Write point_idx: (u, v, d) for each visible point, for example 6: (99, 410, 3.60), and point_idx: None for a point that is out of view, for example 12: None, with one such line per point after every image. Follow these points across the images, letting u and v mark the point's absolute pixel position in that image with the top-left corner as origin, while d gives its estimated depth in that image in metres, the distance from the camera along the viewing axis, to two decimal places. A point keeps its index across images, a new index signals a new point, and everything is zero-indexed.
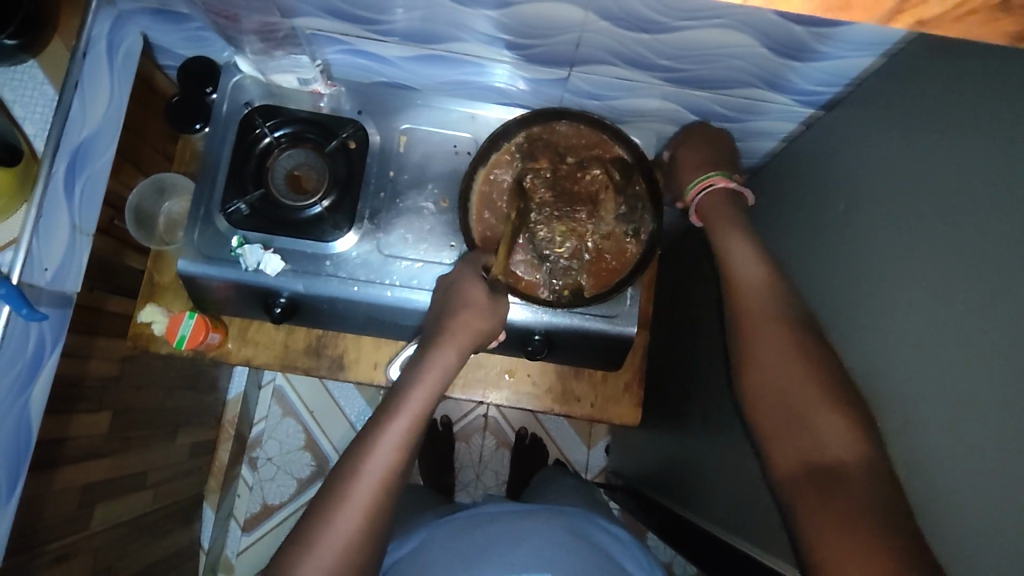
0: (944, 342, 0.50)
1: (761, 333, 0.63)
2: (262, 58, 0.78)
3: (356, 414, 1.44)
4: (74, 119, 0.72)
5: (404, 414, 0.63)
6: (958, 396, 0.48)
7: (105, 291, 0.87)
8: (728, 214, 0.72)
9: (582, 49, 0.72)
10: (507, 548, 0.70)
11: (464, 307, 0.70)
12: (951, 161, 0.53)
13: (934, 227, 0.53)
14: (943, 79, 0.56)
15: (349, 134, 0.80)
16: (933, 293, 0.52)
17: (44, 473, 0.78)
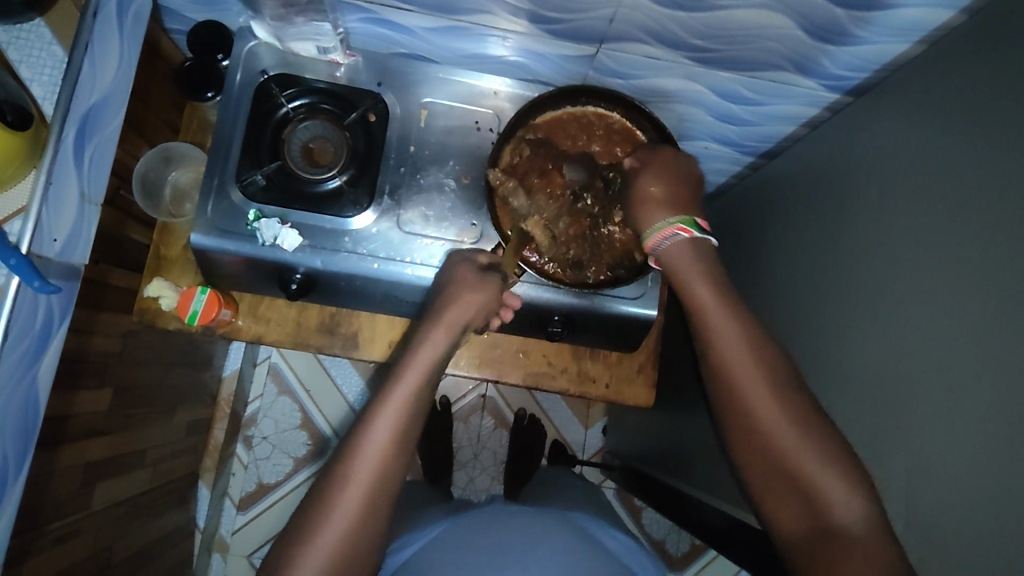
0: (997, 329, 0.51)
1: (760, 398, 0.62)
2: (281, 25, 0.75)
3: (351, 390, 1.43)
4: (83, 81, 0.68)
5: (388, 406, 0.60)
6: (1010, 380, 0.49)
7: (108, 264, 0.84)
8: (691, 266, 0.68)
9: (616, 26, 0.71)
10: (524, 549, 0.74)
11: (457, 284, 0.68)
12: (1002, 150, 0.53)
13: (983, 215, 0.54)
14: (992, 67, 0.56)
15: (369, 107, 0.79)
16: (982, 279, 0.53)
17: (48, 450, 0.76)
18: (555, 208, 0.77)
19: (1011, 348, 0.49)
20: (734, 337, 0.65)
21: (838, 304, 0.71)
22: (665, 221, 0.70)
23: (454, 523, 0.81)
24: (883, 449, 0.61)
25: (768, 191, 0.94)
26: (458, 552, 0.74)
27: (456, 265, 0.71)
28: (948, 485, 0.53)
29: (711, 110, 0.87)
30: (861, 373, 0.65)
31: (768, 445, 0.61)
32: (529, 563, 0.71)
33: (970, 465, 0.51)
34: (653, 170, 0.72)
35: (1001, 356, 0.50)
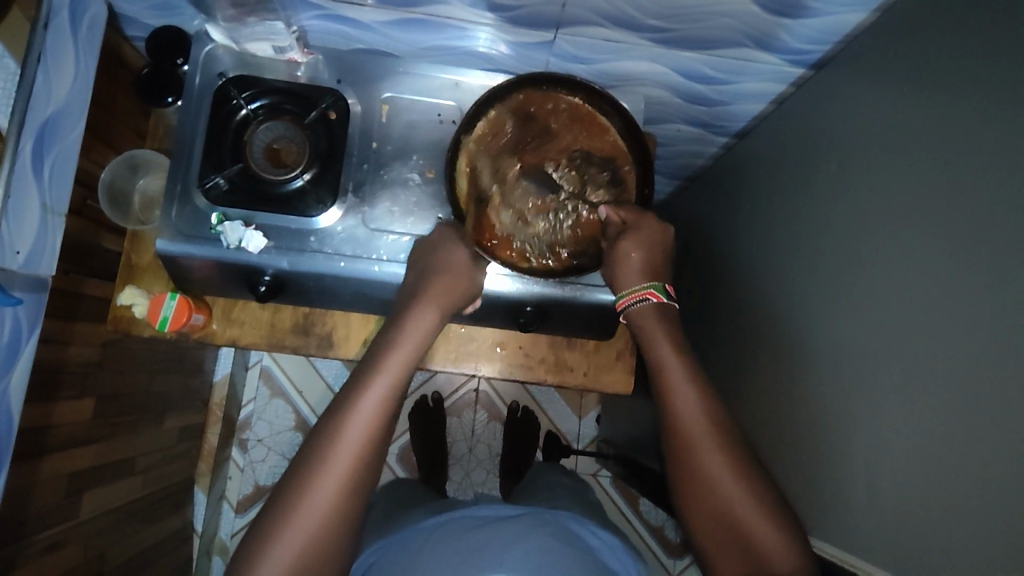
0: (968, 300, 0.50)
1: (707, 450, 0.67)
2: (234, 26, 0.75)
3: (333, 375, 1.44)
4: (38, 93, 0.69)
5: (382, 376, 0.66)
6: (981, 351, 0.48)
7: (82, 274, 0.85)
8: (658, 329, 0.72)
9: (569, 10, 0.70)
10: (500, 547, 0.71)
11: (444, 271, 0.72)
12: (962, 116, 0.52)
13: (946, 184, 0.53)
14: (954, 33, 0.55)
15: (329, 104, 0.77)
16: (951, 248, 0.52)
17: (28, 461, 0.76)
18: (525, 196, 0.74)
19: (980, 318, 0.48)
20: (688, 396, 0.69)
21: (815, 282, 0.70)
22: (634, 286, 0.73)
23: (447, 518, 0.80)
24: (862, 427, 0.60)
25: (746, 172, 0.93)
26: (437, 552, 0.73)
27: (450, 248, 0.73)
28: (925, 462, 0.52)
29: (678, 91, 0.86)
30: (840, 352, 0.64)
31: (708, 494, 0.66)
32: (504, 559, 0.69)
33: (946, 438, 0.51)
34: (632, 236, 0.71)
35: (969, 329, 0.49)
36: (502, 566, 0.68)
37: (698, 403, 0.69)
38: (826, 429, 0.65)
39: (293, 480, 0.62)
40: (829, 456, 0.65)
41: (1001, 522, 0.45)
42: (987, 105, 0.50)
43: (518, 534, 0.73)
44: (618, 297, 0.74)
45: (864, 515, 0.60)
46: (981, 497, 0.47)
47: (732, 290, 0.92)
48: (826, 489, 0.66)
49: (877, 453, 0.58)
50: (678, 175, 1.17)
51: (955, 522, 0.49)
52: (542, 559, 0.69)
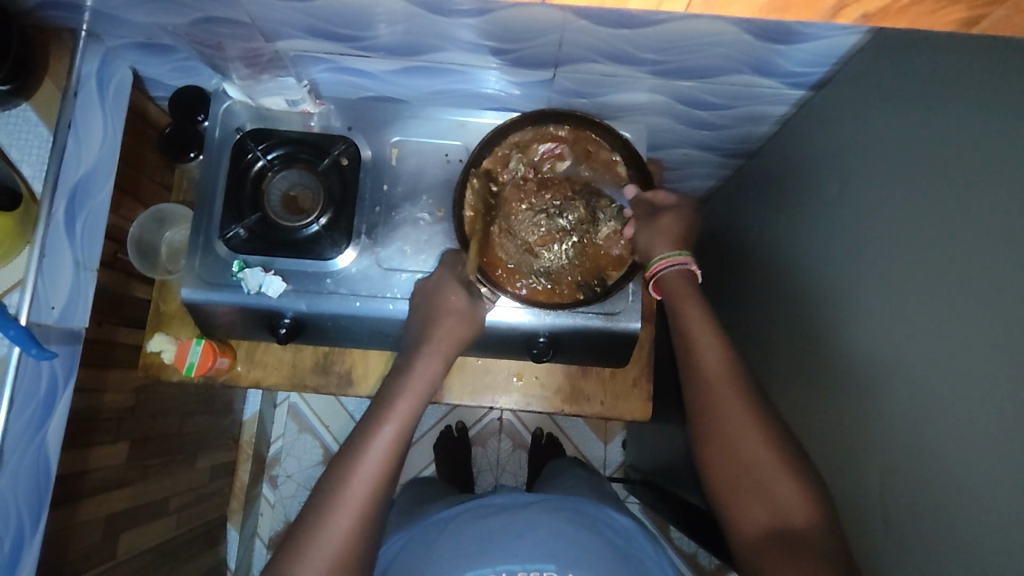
0: (970, 322, 0.49)
1: (725, 398, 0.65)
2: (249, 84, 0.79)
3: (355, 405, 1.46)
4: (70, 158, 0.74)
5: (391, 423, 0.65)
6: (990, 377, 0.47)
7: (114, 323, 0.89)
8: (682, 290, 0.72)
9: (566, 49, 0.72)
10: (514, 537, 0.72)
11: (447, 315, 0.72)
12: (962, 136, 0.52)
13: (947, 205, 0.53)
14: (950, 53, 0.55)
15: (341, 151, 0.81)
16: (953, 269, 0.52)
17: (64, 507, 0.79)
18: (531, 224, 0.77)
19: (986, 342, 0.47)
20: (707, 348, 0.68)
21: (825, 302, 0.70)
22: (670, 253, 0.74)
23: (459, 510, 0.78)
24: (876, 453, 0.59)
25: (756, 192, 0.94)
26: (454, 544, 0.74)
27: (446, 288, 0.74)
28: (941, 493, 0.51)
29: (680, 118, 0.88)
30: (853, 376, 0.63)
31: (721, 437, 0.64)
32: (520, 550, 0.71)
33: (959, 466, 0.49)
34: (671, 212, 0.75)
35: (977, 353, 0.48)
36: (520, 557, 0.70)
37: (718, 354, 0.68)
38: (840, 453, 0.65)
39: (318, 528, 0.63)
40: (846, 482, 0.64)
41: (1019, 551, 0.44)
42: (987, 124, 0.50)
43: (533, 522, 0.73)
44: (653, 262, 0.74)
45: (884, 546, 0.58)
46: (1000, 527, 0.45)
47: (748, 314, 0.92)
48: (845, 518, 0.64)
49: (896, 481, 0.56)
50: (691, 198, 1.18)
51: (976, 553, 0.47)
52: (558, 550, 0.70)
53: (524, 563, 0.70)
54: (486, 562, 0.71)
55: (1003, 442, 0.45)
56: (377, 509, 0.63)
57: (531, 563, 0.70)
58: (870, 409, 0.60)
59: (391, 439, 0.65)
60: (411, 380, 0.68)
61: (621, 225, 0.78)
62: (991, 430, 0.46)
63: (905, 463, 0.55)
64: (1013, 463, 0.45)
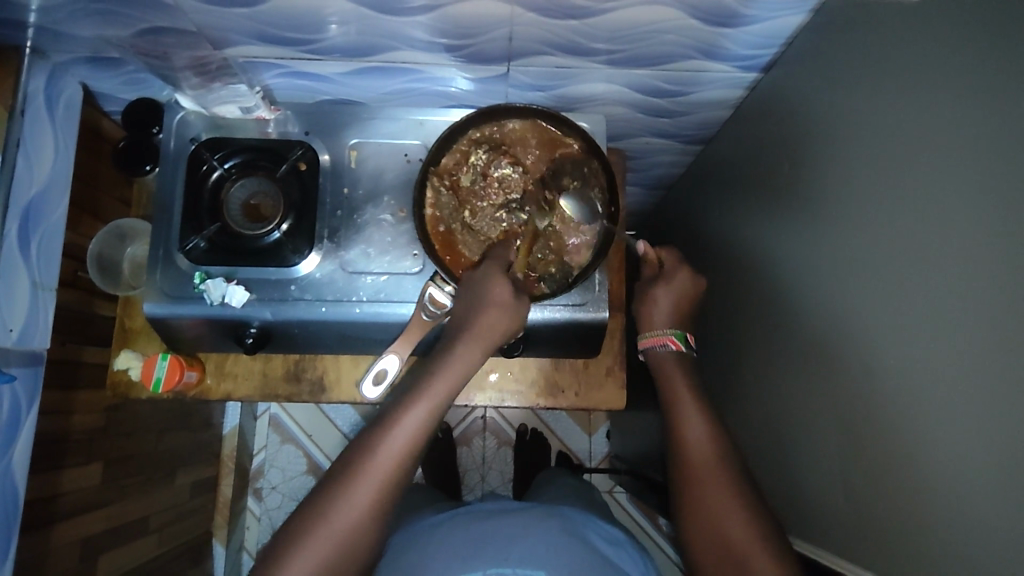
0: (938, 291, 0.50)
1: (713, 480, 0.66)
2: (201, 92, 0.80)
3: (347, 424, 1.45)
4: (20, 178, 0.73)
5: (419, 405, 0.65)
6: (958, 345, 0.48)
7: (79, 343, 0.88)
8: (677, 369, 0.76)
9: (516, 43, 0.72)
10: (504, 543, 0.71)
11: (488, 307, 0.69)
12: (914, 109, 0.54)
13: (908, 178, 0.54)
14: (892, 28, 0.56)
15: (299, 156, 0.80)
16: (918, 242, 0.52)
17: (37, 533, 0.78)
18: (494, 221, 0.78)
19: (953, 310, 0.48)
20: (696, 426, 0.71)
21: (801, 282, 0.71)
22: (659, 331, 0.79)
23: (445, 516, 0.81)
24: (856, 426, 0.60)
25: (720, 176, 0.95)
26: (444, 548, 0.74)
27: (494, 279, 0.70)
28: (917, 460, 0.52)
29: (638, 106, 0.88)
30: (832, 354, 0.64)
31: (710, 514, 0.64)
32: (510, 554, 0.69)
33: (933, 432, 0.50)
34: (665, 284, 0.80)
35: (947, 321, 0.49)
36: (511, 561, 0.69)
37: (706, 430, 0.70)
38: (823, 427, 0.66)
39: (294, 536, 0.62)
40: (829, 456, 0.65)
41: (994, 512, 0.45)
42: (935, 95, 0.51)
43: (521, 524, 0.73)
44: (642, 337, 0.81)
45: (866, 519, 0.59)
46: (973, 489, 0.47)
47: (723, 299, 0.93)
48: (830, 493, 0.65)
49: (875, 452, 0.57)
50: (657, 185, 1.19)
51: (955, 518, 0.48)
52: (549, 552, 0.70)
53: (516, 567, 0.68)
54: (477, 566, 0.69)
55: (973, 405, 0.46)
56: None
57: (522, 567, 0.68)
58: (847, 382, 0.61)
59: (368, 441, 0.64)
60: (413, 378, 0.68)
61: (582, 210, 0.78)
62: (961, 393, 0.48)
63: (881, 433, 0.56)
64: (983, 424, 0.46)
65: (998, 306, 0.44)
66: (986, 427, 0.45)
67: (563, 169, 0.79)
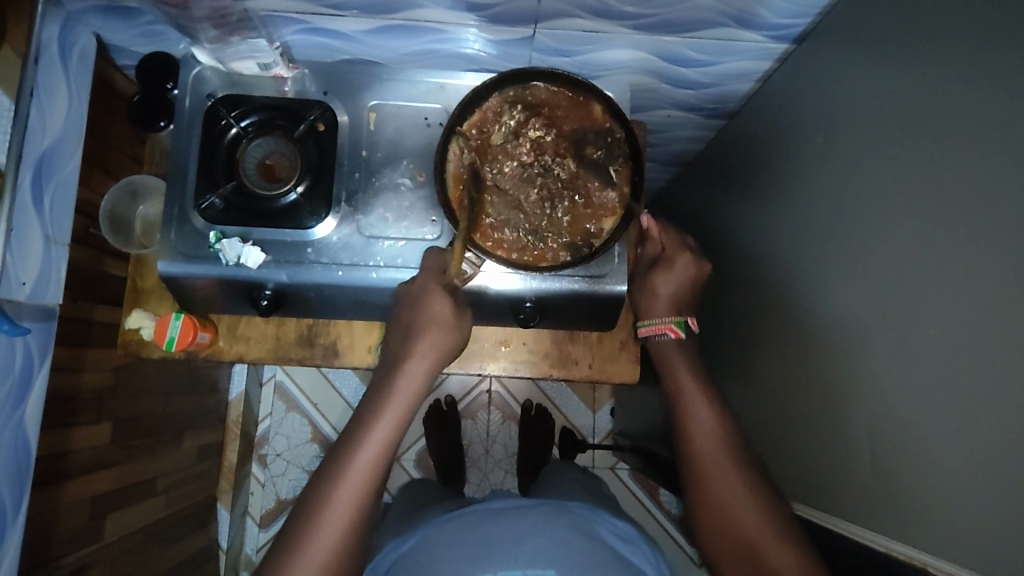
0: (972, 262, 0.50)
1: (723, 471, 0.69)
2: (218, 47, 0.77)
3: (351, 393, 1.45)
4: (34, 127, 0.71)
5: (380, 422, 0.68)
6: (991, 315, 0.48)
7: (90, 300, 0.87)
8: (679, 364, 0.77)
9: (545, 4, 0.70)
10: (513, 541, 0.71)
11: (430, 326, 0.72)
12: (958, 77, 0.52)
13: (946, 150, 0.53)
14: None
15: (317, 116, 0.78)
16: (953, 213, 0.52)
17: (48, 488, 0.78)
18: (517, 188, 0.76)
19: (988, 280, 0.48)
20: (705, 419, 0.73)
21: (820, 257, 0.70)
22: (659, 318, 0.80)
23: (452, 514, 0.80)
24: (869, 402, 0.60)
25: (741, 151, 0.93)
26: (454, 547, 0.73)
27: (430, 296, 0.72)
28: (935, 436, 0.52)
29: (664, 76, 0.86)
30: (850, 326, 0.64)
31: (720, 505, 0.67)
32: (520, 555, 0.69)
33: (952, 410, 0.51)
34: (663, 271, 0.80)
35: (979, 292, 0.49)
36: (521, 562, 0.69)
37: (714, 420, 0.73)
38: (835, 403, 0.66)
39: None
40: (838, 427, 0.65)
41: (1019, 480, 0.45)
42: (982, 65, 0.50)
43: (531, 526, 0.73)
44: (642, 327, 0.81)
45: (874, 486, 0.60)
46: (994, 464, 0.47)
47: (738, 276, 0.93)
48: (843, 468, 0.65)
49: (890, 428, 0.58)
50: (673, 162, 1.17)
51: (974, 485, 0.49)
52: (559, 552, 0.70)
53: (525, 569, 0.68)
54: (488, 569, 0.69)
55: (998, 380, 0.47)
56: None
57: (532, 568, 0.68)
58: (865, 358, 0.61)
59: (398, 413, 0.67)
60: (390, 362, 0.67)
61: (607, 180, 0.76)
62: (986, 368, 0.48)
63: (898, 410, 0.57)
64: (1007, 401, 0.46)
65: None
66: (1011, 403, 0.46)
67: (592, 137, 0.77)
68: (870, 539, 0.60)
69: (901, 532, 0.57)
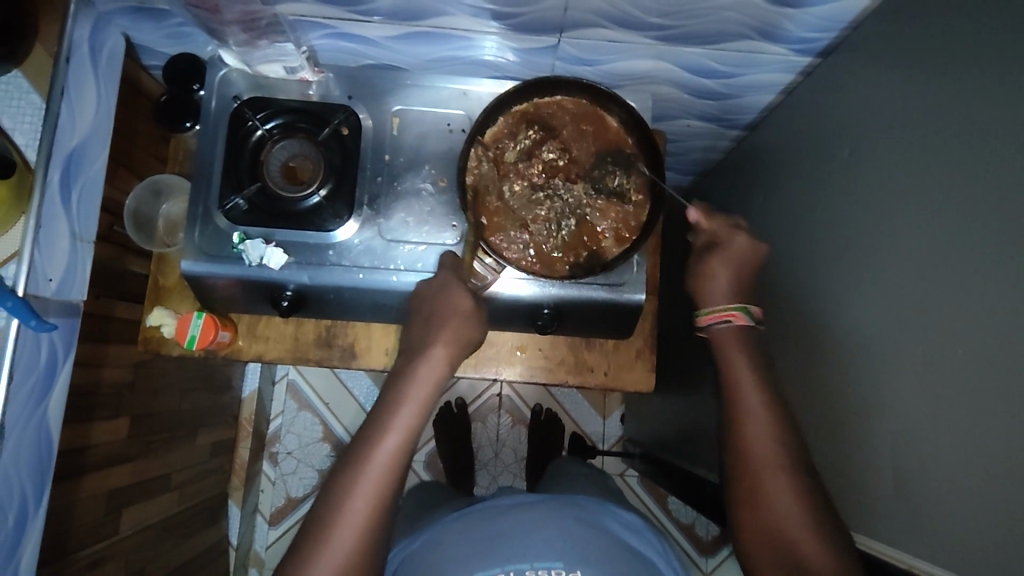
0: (996, 281, 0.50)
1: (763, 449, 0.65)
2: (246, 50, 0.77)
3: (364, 394, 1.46)
4: (64, 126, 0.72)
5: (394, 432, 0.65)
6: (1014, 335, 0.47)
7: (112, 297, 0.88)
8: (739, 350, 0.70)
9: (571, 13, 0.70)
10: (523, 535, 0.72)
11: (450, 320, 0.71)
12: (984, 98, 0.53)
13: (970, 169, 0.53)
14: (971, 14, 0.55)
15: (341, 120, 0.79)
16: (979, 230, 0.52)
17: (67, 483, 0.79)
18: (534, 199, 0.77)
19: (1013, 299, 0.48)
20: (752, 397, 0.68)
21: (840, 272, 0.70)
22: (726, 305, 0.72)
23: (464, 512, 0.79)
24: (885, 418, 0.61)
25: (761, 162, 0.93)
26: (463, 545, 0.73)
27: (452, 291, 0.72)
28: (957, 455, 0.52)
29: (685, 86, 0.86)
30: (869, 341, 0.64)
31: (758, 483, 0.64)
32: (528, 550, 0.70)
33: (975, 431, 0.51)
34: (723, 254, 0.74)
35: (1006, 313, 0.48)
36: (529, 557, 0.69)
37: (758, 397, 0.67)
38: (852, 418, 0.66)
39: (330, 496, 0.63)
40: (860, 443, 0.65)
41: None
42: (1010, 85, 0.50)
43: (543, 523, 0.73)
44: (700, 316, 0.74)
45: (894, 503, 0.60)
46: (1014, 487, 0.47)
47: None
48: (861, 484, 0.65)
49: (908, 446, 0.58)
50: (690, 171, 1.18)
51: (995, 503, 0.48)
52: (565, 547, 0.70)
53: (533, 562, 0.69)
54: (497, 560, 0.70)
55: (1019, 402, 0.47)
56: (390, 484, 0.63)
57: (540, 562, 0.69)
58: (883, 374, 0.61)
59: (409, 425, 0.66)
60: (415, 368, 0.69)
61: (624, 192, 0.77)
62: (1008, 389, 0.48)
63: (917, 428, 0.57)
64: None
65: None
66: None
67: (606, 150, 0.78)
68: (892, 556, 0.60)
69: (921, 551, 0.57)
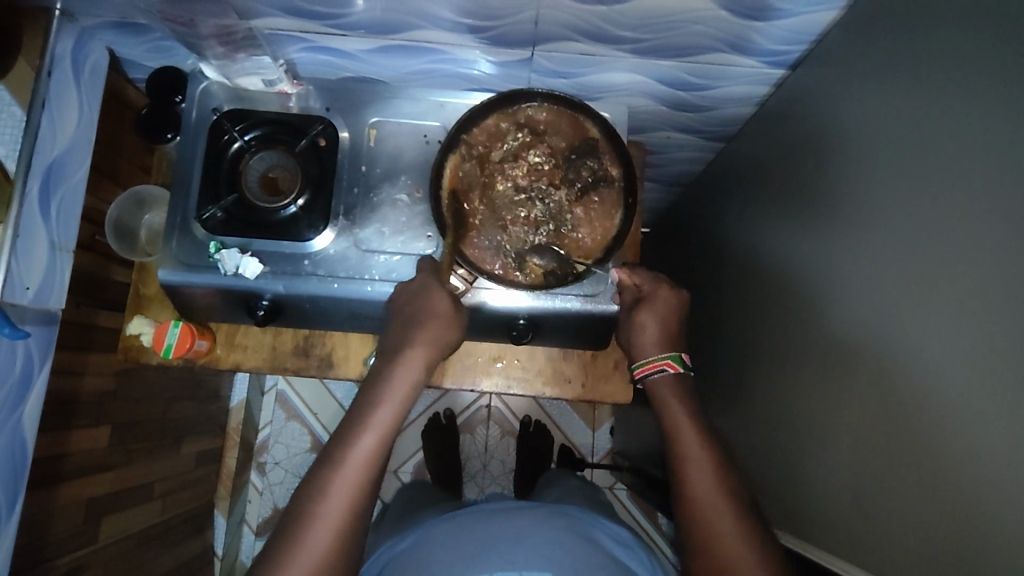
0: (954, 292, 0.50)
1: (713, 504, 0.65)
2: (225, 63, 0.78)
3: (344, 394, 1.46)
4: (43, 137, 0.73)
5: (370, 433, 0.66)
6: (972, 346, 0.47)
7: (93, 306, 0.89)
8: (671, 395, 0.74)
9: (542, 27, 0.71)
10: (510, 543, 0.70)
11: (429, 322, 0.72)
12: (944, 110, 0.53)
13: (931, 180, 0.53)
14: (930, 27, 0.55)
15: (319, 131, 0.80)
16: (942, 242, 0.51)
17: (44, 490, 0.79)
18: (508, 211, 0.77)
19: (971, 310, 0.48)
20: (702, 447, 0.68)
21: (812, 284, 0.70)
22: (652, 357, 0.77)
23: (452, 513, 0.81)
24: (854, 431, 0.60)
25: (739, 174, 0.94)
26: (437, 551, 0.73)
27: (433, 291, 0.72)
28: (919, 469, 0.52)
29: (661, 98, 0.87)
30: (839, 353, 0.63)
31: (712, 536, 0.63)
32: (516, 558, 0.68)
33: (935, 443, 0.50)
34: (650, 306, 0.78)
35: (964, 323, 0.48)
36: (516, 564, 0.67)
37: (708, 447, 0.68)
38: (824, 430, 0.66)
39: (295, 505, 0.62)
40: (833, 458, 0.64)
41: (1001, 513, 0.44)
42: (968, 97, 0.50)
43: (524, 530, 0.72)
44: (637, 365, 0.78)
45: (861, 517, 0.59)
46: (975, 500, 0.46)
47: (735, 299, 0.93)
48: (831, 498, 0.64)
49: (875, 460, 0.57)
50: (675, 183, 1.18)
51: (959, 517, 0.48)
52: (550, 554, 0.68)
53: (521, 571, 0.66)
54: (484, 565, 0.68)
55: (977, 414, 0.46)
56: (361, 491, 0.63)
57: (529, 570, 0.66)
58: (852, 386, 0.61)
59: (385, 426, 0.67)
60: (389, 380, 0.70)
61: (597, 201, 0.77)
62: (967, 400, 0.47)
63: (884, 442, 0.56)
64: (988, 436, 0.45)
65: (1010, 313, 0.44)
66: (990, 437, 0.45)
67: (581, 159, 0.77)
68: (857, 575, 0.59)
69: (885, 566, 0.56)
